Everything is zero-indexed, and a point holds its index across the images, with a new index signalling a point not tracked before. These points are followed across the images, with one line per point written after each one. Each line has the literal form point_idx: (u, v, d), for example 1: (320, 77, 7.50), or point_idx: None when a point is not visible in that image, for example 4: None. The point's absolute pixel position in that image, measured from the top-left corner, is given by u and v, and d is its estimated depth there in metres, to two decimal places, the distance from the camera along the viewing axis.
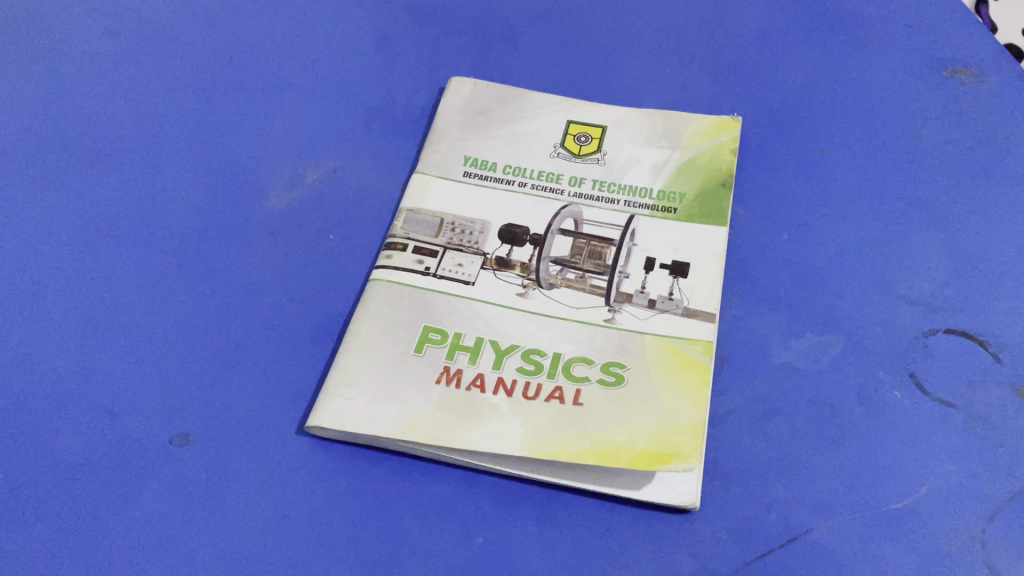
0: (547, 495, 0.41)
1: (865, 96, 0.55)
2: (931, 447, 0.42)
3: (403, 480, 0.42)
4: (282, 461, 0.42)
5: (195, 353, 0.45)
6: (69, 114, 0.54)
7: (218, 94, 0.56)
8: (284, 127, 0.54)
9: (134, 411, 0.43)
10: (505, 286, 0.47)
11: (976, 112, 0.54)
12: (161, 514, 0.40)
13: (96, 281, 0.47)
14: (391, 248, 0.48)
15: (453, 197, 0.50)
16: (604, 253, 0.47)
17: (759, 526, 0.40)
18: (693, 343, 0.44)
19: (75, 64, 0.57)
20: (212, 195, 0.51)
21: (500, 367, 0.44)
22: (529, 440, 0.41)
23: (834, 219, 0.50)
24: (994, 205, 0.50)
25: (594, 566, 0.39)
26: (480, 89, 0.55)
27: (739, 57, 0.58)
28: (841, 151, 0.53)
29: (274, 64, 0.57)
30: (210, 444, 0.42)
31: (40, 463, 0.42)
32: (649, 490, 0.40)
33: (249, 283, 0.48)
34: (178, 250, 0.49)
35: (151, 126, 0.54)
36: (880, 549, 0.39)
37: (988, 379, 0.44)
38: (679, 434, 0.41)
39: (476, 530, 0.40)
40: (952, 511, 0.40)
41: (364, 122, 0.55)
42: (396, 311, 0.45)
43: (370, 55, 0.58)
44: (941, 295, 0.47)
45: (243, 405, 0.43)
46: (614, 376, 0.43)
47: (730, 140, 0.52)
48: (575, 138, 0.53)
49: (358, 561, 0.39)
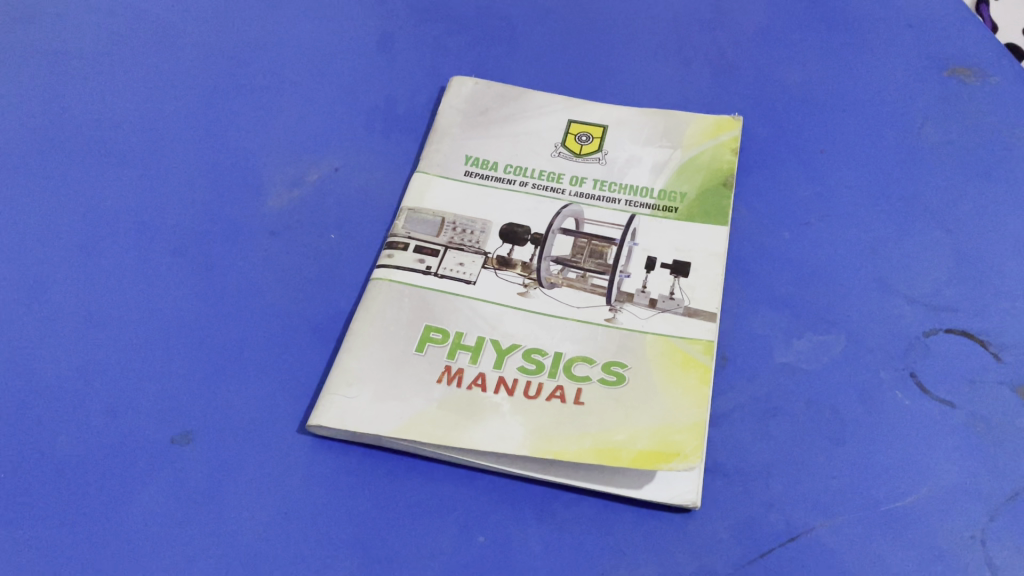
0: (547, 493, 0.41)
1: (865, 97, 0.55)
2: (931, 447, 0.42)
3: (402, 477, 0.42)
4: (282, 457, 0.42)
5: (196, 351, 0.46)
6: (75, 117, 0.55)
7: (222, 97, 0.56)
8: (286, 129, 0.55)
9: (136, 409, 0.44)
10: (505, 285, 0.47)
11: (977, 111, 0.54)
12: (162, 510, 0.41)
13: (101, 281, 0.48)
14: (392, 247, 0.48)
15: (455, 197, 0.50)
16: (605, 252, 0.47)
17: (760, 525, 0.40)
18: (694, 342, 0.44)
19: (82, 68, 0.58)
20: (215, 197, 0.52)
21: (500, 366, 0.44)
22: (530, 439, 0.41)
23: (835, 219, 0.50)
24: (996, 205, 0.50)
25: (593, 564, 0.39)
26: (481, 90, 0.55)
27: (738, 57, 0.58)
28: (842, 151, 0.53)
29: (276, 67, 0.58)
30: (211, 441, 0.43)
31: (43, 460, 0.42)
32: (650, 489, 0.40)
33: (250, 282, 0.48)
34: (181, 250, 0.49)
35: (156, 128, 0.55)
36: (881, 549, 0.39)
37: (989, 379, 0.44)
38: (680, 434, 0.41)
39: (475, 529, 0.40)
40: (953, 511, 0.40)
41: (366, 124, 0.55)
42: (397, 310, 0.45)
43: (371, 56, 0.58)
44: (942, 295, 0.47)
45: (243, 402, 0.44)
46: (615, 375, 0.43)
47: (730, 139, 0.52)
48: (576, 139, 0.53)
49: (357, 557, 0.40)
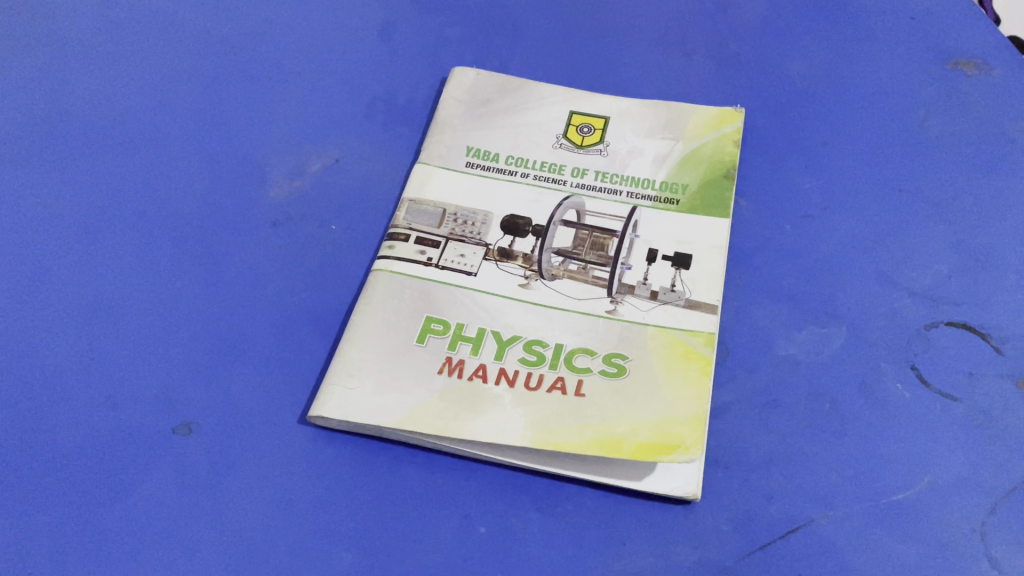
0: (548, 486, 0.41)
1: (867, 88, 0.55)
2: (932, 440, 0.42)
3: (403, 468, 0.42)
4: (282, 449, 0.42)
5: (196, 342, 0.45)
6: (75, 107, 0.55)
7: (222, 86, 0.56)
8: (287, 118, 0.55)
9: (136, 399, 0.44)
10: (506, 277, 0.46)
11: (981, 105, 0.54)
12: (164, 500, 0.41)
13: (100, 272, 0.48)
14: (393, 238, 0.48)
15: (455, 188, 0.50)
16: (606, 244, 0.47)
17: (761, 517, 0.40)
18: (696, 334, 0.44)
19: (82, 58, 0.57)
20: (215, 186, 0.52)
21: (501, 358, 0.44)
22: (531, 431, 0.41)
23: (836, 212, 0.50)
24: (998, 198, 0.50)
25: (594, 555, 0.39)
26: (484, 80, 0.55)
27: (740, 47, 0.58)
28: (844, 143, 0.53)
29: (276, 57, 0.58)
30: (212, 431, 0.43)
31: (42, 451, 0.42)
32: (651, 480, 0.40)
33: (250, 272, 0.48)
34: (180, 240, 0.49)
35: (154, 119, 0.55)
36: (881, 542, 0.39)
37: (990, 372, 0.44)
38: (681, 425, 0.41)
39: (475, 520, 0.40)
40: (953, 503, 0.40)
41: (367, 114, 0.55)
42: (398, 301, 0.45)
43: (372, 46, 0.58)
44: (943, 288, 0.47)
45: (244, 392, 0.44)
46: (616, 367, 0.43)
47: (733, 131, 0.52)
48: (577, 130, 0.53)
49: (359, 548, 0.40)
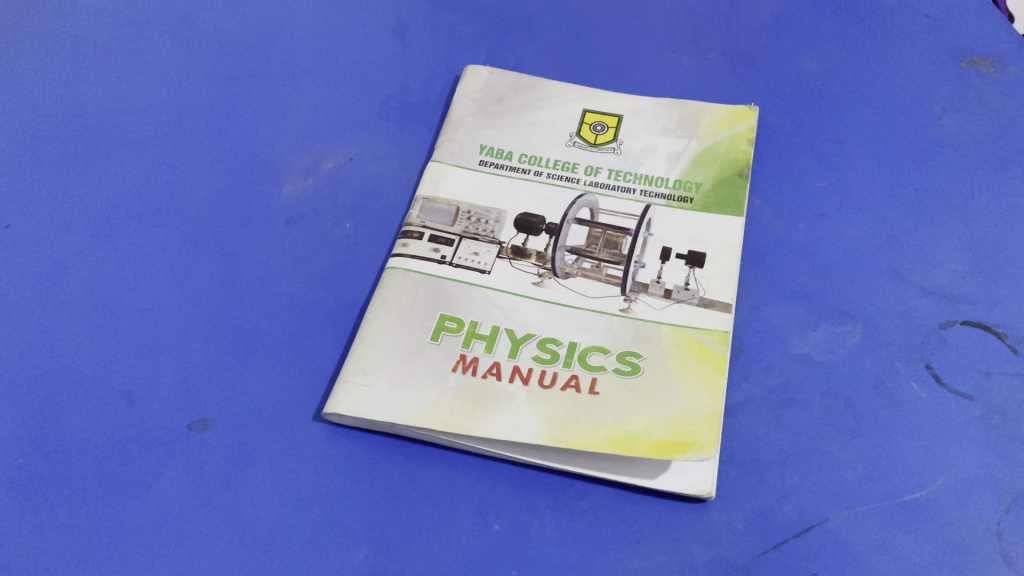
0: (561, 484, 0.41)
1: (882, 86, 0.55)
2: (947, 440, 0.42)
3: (418, 465, 0.42)
4: (295, 447, 0.42)
5: (211, 339, 0.46)
6: (91, 105, 0.55)
7: (237, 84, 0.56)
8: (301, 116, 0.55)
9: (151, 397, 0.44)
10: (520, 275, 0.46)
11: (996, 103, 0.54)
12: (179, 496, 0.41)
13: (116, 269, 0.48)
14: (407, 236, 0.48)
15: (469, 187, 0.50)
16: (620, 242, 0.47)
17: (775, 516, 0.40)
18: (710, 333, 0.44)
19: (98, 57, 0.58)
20: (230, 184, 0.52)
21: (516, 356, 0.44)
22: (546, 428, 0.41)
23: (850, 211, 0.50)
24: (1013, 197, 0.50)
25: (607, 553, 0.39)
26: (497, 78, 0.55)
27: (754, 45, 0.58)
28: (858, 141, 0.53)
29: (289, 56, 0.58)
30: (228, 428, 0.43)
31: (58, 447, 0.42)
32: (666, 479, 0.40)
33: (265, 269, 0.48)
34: (195, 237, 0.49)
35: (169, 117, 0.55)
36: (896, 541, 0.39)
37: (1006, 372, 0.44)
38: (695, 424, 0.41)
39: (489, 517, 0.40)
40: (968, 503, 0.40)
41: (380, 112, 0.55)
42: (412, 299, 0.45)
43: (385, 44, 0.58)
44: (958, 287, 0.47)
45: (258, 389, 0.44)
46: (630, 366, 0.43)
47: (746, 130, 0.52)
48: (591, 128, 0.53)
49: (373, 545, 0.40)
